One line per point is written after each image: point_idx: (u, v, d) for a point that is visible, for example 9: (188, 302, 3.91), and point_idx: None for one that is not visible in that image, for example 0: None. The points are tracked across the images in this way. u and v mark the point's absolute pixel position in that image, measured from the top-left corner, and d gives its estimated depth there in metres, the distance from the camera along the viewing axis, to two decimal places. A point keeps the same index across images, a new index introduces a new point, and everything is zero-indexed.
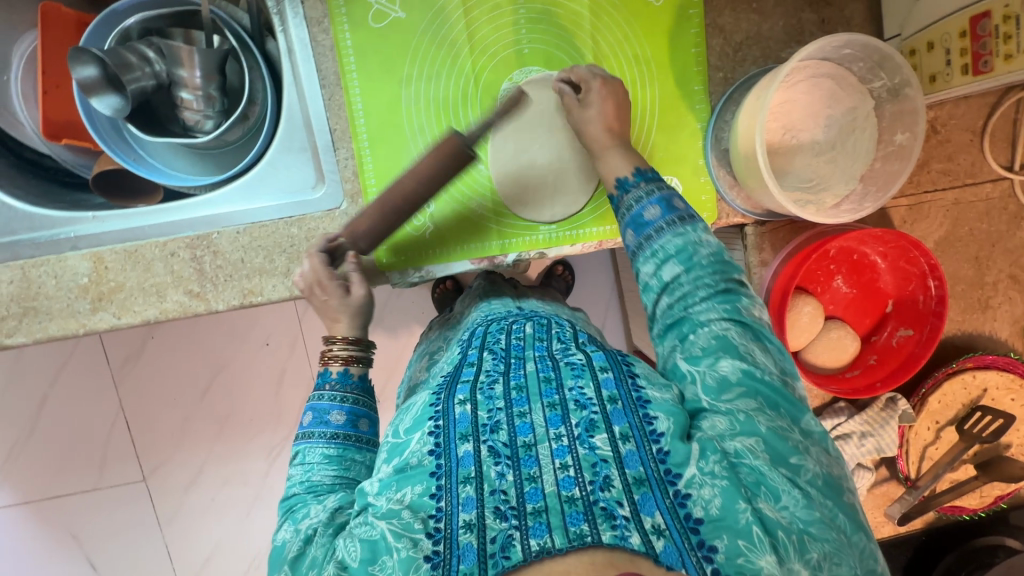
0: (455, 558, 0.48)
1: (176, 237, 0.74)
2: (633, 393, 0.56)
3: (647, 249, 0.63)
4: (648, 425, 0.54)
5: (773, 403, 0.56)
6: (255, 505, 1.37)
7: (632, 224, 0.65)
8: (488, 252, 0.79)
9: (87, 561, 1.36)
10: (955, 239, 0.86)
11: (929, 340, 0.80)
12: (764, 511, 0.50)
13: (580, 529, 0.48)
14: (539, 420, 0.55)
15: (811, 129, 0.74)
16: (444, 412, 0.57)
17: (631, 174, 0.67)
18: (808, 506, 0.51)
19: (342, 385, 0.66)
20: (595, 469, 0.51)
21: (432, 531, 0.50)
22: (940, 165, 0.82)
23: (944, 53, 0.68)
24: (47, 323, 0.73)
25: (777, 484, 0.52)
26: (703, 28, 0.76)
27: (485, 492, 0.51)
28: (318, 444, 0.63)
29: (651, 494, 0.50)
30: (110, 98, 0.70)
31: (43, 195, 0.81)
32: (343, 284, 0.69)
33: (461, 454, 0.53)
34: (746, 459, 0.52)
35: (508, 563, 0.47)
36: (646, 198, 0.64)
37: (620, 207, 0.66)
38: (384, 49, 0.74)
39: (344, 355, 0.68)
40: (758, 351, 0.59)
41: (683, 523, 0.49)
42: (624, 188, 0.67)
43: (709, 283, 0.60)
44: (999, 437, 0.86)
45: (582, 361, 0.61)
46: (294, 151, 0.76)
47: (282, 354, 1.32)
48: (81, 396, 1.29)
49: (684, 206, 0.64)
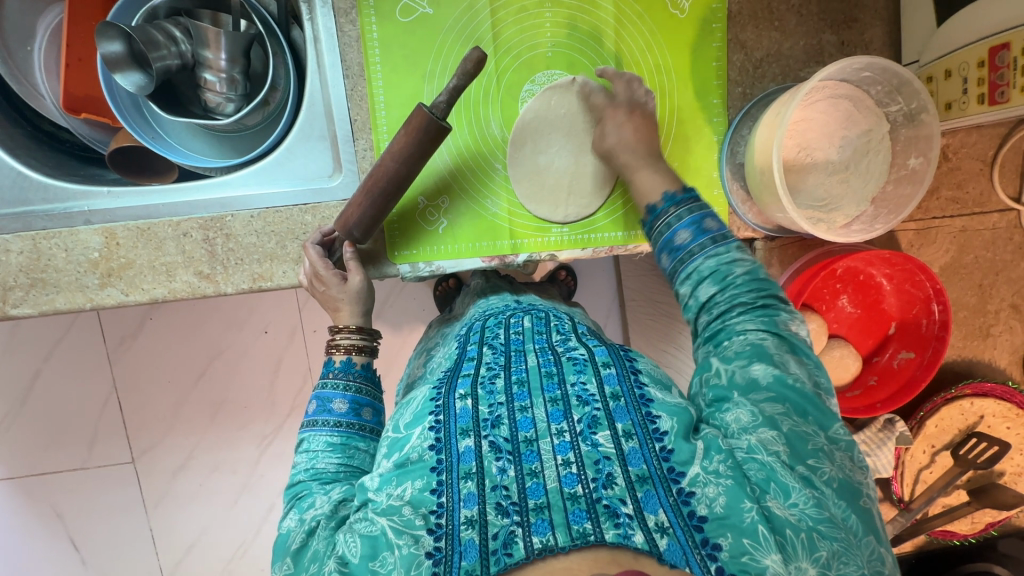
0: (456, 555, 0.48)
1: (190, 217, 0.73)
2: (635, 391, 0.57)
3: (682, 272, 0.63)
4: (651, 424, 0.54)
5: (801, 409, 0.55)
6: (244, 492, 1.37)
7: (666, 248, 0.64)
8: (499, 251, 0.79)
9: (70, 540, 1.35)
10: (960, 266, 0.87)
11: (931, 363, 0.81)
12: (772, 512, 0.50)
13: (583, 527, 0.48)
14: (540, 415, 0.55)
15: (826, 148, 0.75)
16: (444, 406, 0.57)
17: (661, 200, 0.66)
18: (818, 506, 0.51)
19: (342, 373, 0.68)
20: (597, 466, 0.52)
21: (434, 527, 0.50)
22: (950, 192, 0.83)
23: (961, 82, 0.69)
24: (54, 296, 0.73)
25: (786, 481, 0.51)
26: (725, 42, 0.77)
27: (487, 487, 0.51)
28: (322, 432, 0.63)
29: (654, 491, 0.51)
30: (134, 74, 0.71)
31: (58, 167, 0.81)
32: (339, 274, 0.71)
33: (462, 449, 0.53)
34: (755, 457, 0.52)
35: (510, 560, 0.47)
36: (678, 223, 0.63)
37: (652, 232, 0.66)
38: (409, 44, 0.74)
39: (347, 344, 0.70)
40: (794, 362, 0.58)
41: (687, 521, 0.49)
42: (656, 213, 0.66)
43: (745, 300, 0.59)
44: (993, 464, 0.87)
45: (584, 356, 0.61)
46: (312, 139, 0.77)
47: (281, 342, 1.32)
48: (75, 373, 1.28)
49: (717, 224, 0.63)
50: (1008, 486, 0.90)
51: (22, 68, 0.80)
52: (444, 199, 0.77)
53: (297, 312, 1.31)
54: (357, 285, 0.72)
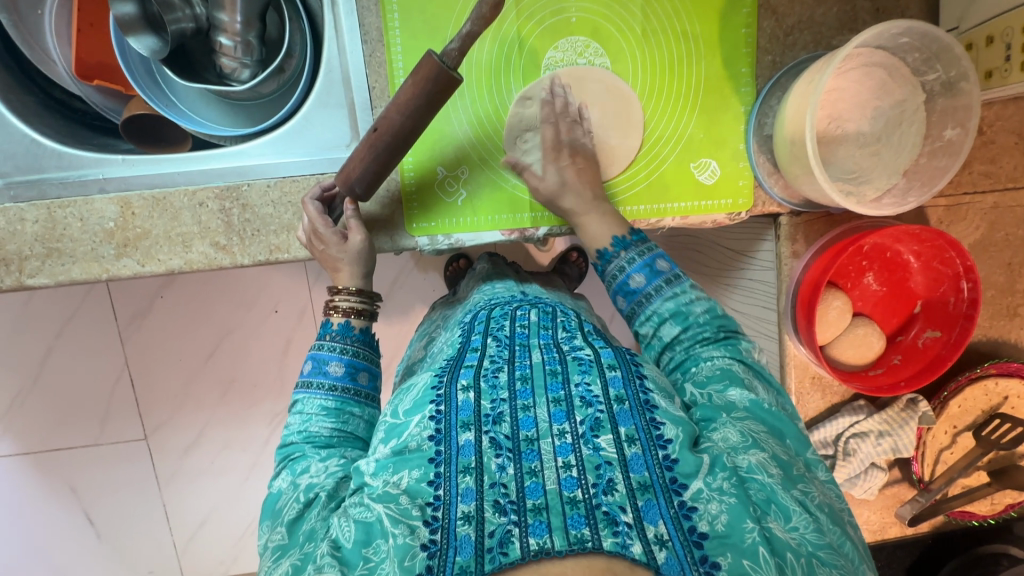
0: (451, 550, 0.47)
1: (206, 186, 0.72)
2: (641, 395, 0.56)
3: (642, 313, 0.68)
4: (655, 430, 0.54)
5: (778, 431, 0.59)
6: (256, 469, 1.38)
7: (621, 291, 0.70)
8: (519, 225, 0.77)
9: (84, 514, 1.37)
10: (989, 243, 0.84)
11: (957, 343, 0.79)
12: (773, 534, 0.49)
13: (581, 533, 0.47)
14: (542, 415, 0.55)
15: (857, 120, 0.73)
16: (445, 397, 0.56)
17: (609, 244, 0.71)
18: (818, 531, 0.51)
19: (339, 337, 0.68)
20: (598, 471, 0.51)
21: (429, 519, 0.49)
22: (982, 167, 0.81)
23: (1004, 48, 0.66)
24: (70, 266, 0.72)
25: (787, 504, 0.51)
26: (756, 8, 0.74)
27: (485, 484, 0.50)
28: (316, 396, 0.65)
29: (655, 501, 0.50)
30: (148, 38, 0.69)
31: (71, 135, 0.80)
32: (339, 233, 0.70)
33: (462, 442, 0.53)
34: (755, 476, 0.52)
35: (505, 559, 0.46)
36: (630, 266, 0.69)
37: (605, 275, 0.71)
38: (429, 7, 0.72)
39: (346, 308, 0.70)
40: (762, 390, 0.62)
41: (687, 536, 0.48)
42: (606, 257, 0.71)
43: (709, 334, 0.65)
44: (1016, 446, 0.86)
45: (590, 357, 0.60)
46: (330, 107, 0.74)
47: (292, 321, 1.31)
48: (87, 349, 1.28)
49: (668, 267, 0.69)
50: None
51: (32, 32, 0.77)
52: (462, 170, 0.76)
53: (308, 290, 1.31)
54: (357, 244, 0.71)
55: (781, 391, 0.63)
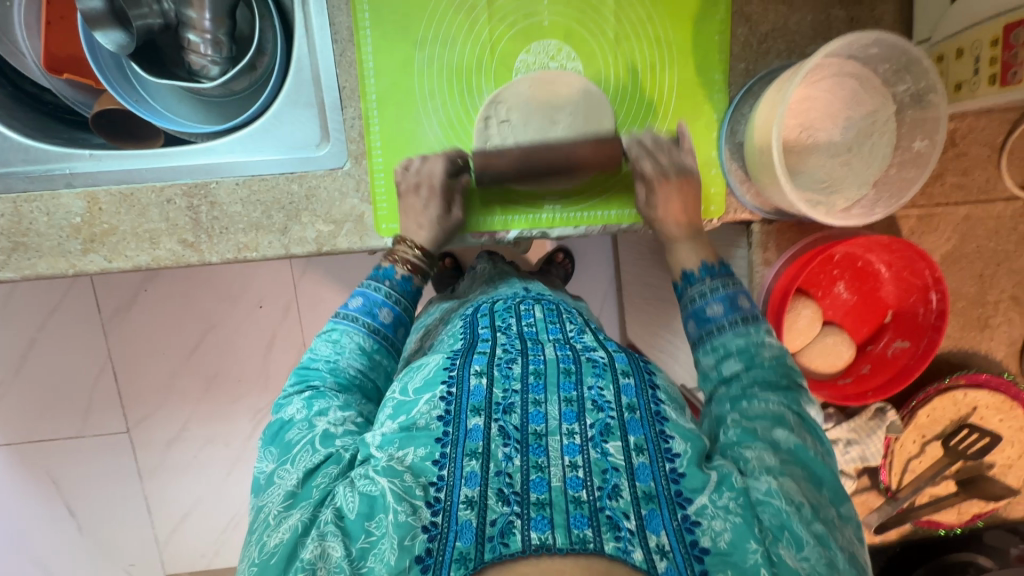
0: (452, 533, 0.48)
1: (173, 183, 0.72)
2: (651, 406, 0.57)
3: (708, 342, 0.67)
4: (664, 442, 0.54)
5: (817, 482, 0.56)
6: (237, 464, 1.38)
7: (695, 315, 0.69)
8: (490, 227, 0.78)
9: (66, 506, 1.37)
10: (961, 255, 0.85)
11: (925, 354, 0.80)
12: (782, 561, 0.49)
13: (583, 533, 0.47)
14: (553, 411, 0.56)
15: (829, 129, 0.73)
16: (458, 379, 0.58)
17: (697, 268, 0.71)
18: (829, 567, 0.49)
19: (398, 287, 0.73)
20: (604, 475, 0.51)
21: (432, 501, 0.50)
22: (955, 178, 0.81)
23: (973, 62, 0.66)
24: (36, 260, 0.72)
25: (801, 534, 0.50)
26: (729, 15, 0.74)
27: (490, 471, 0.51)
28: (357, 331, 0.69)
29: (658, 511, 0.50)
30: (115, 33, 0.68)
31: (42, 129, 0.79)
32: (444, 205, 0.73)
33: (470, 426, 0.54)
34: (770, 500, 0.52)
35: (506, 550, 0.46)
36: (710, 294, 0.68)
37: (684, 297, 0.71)
38: (401, 8, 0.72)
39: (412, 262, 0.73)
40: (813, 438, 0.59)
41: (689, 549, 0.48)
42: (689, 280, 0.71)
43: (770, 377, 0.62)
44: (983, 454, 0.88)
45: (604, 360, 0.62)
46: (300, 106, 0.74)
47: (276, 316, 1.31)
48: (69, 342, 1.27)
49: (749, 307, 0.67)
50: (995, 478, 0.90)
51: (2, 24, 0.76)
52: None
53: (292, 287, 1.29)
54: (458, 218, 0.75)
55: (833, 451, 0.59)
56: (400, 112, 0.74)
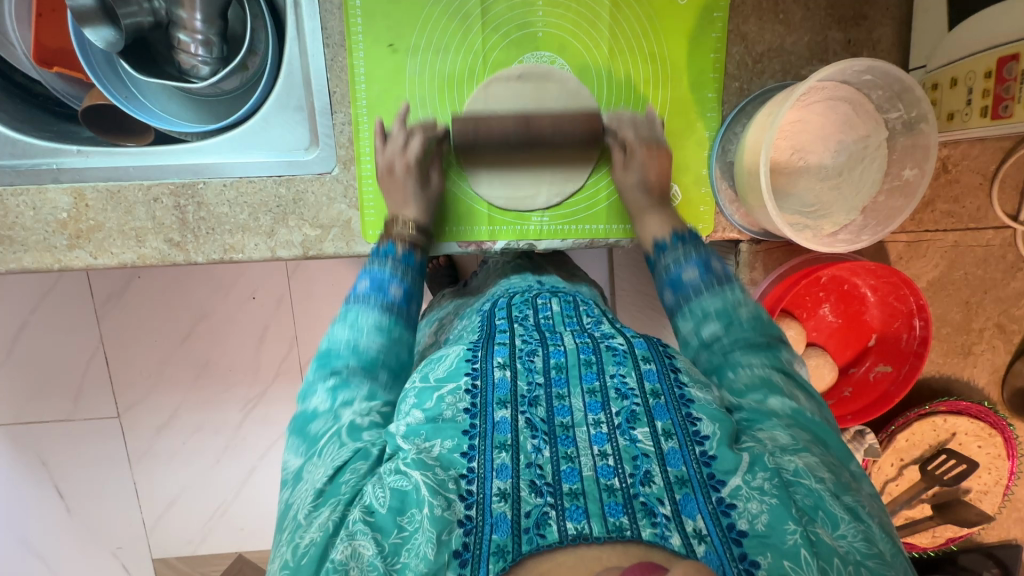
0: (487, 527, 0.45)
1: (160, 182, 0.72)
2: (676, 390, 0.54)
3: (685, 308, 0.66)
4: (691, 425, 0.51)
5: (823, 442, 0.54)
6: (226, 453, 1.39)
7: (669, 284, 0.68)
8: (476, 236, 0.77)
9: (54, 487, 1.38)
10: (947, 281, 0.85)
11: (906, 379, 0.82)
12: (820, 539, 0.45)
13: (619, 521, 0.45)
14: (578, 404, 0.53)
15: (820, 152, 0.73)
16: (482, 371, 0.55)
17: (668, 236, 0.70)
18: (868, 540, 0.47)
19: (404, 263, 0.68)
20: (635, 462, 0.49)
21: (465, 494, 0.47)
22: (946, 205, 0.81)
23: (966, 92, 0.66)
24: (22, 254, 0.72)
25: (835, 511, 0.47)
26: (726, 34, 0.73)
27: (521, 463, 0.49)
28: (371, 310, 0.64)
29: (693, 495, 0.47)
30: (105, 30, 0.69)
31: (32, 122, 0.79)
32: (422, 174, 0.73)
33: (498, 419, 0.51)
34: (801, 481, 0.49)
35: (543, 541, 0.44)
36: (684, 259, 0.68)
37: (658, 266, 0.70)
38: (395, 15, 0.71)
39: (410, 238, 0.70)
40: (806, 398, 0.58)
41: (726, 532, 0.46)
42: (661, 249, 0.70)
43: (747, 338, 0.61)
44: (959, 480, 0.88)
45: (623, 347, 0.58)
46: (290, 110, 0.74)
47: (268, 308, 1.30)
48: (60, 327, 1.27)
49: (722, 269, 0.67)
50: (972, 503, 0.91)
51: None
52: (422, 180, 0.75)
53: (285, 280, 1.29)
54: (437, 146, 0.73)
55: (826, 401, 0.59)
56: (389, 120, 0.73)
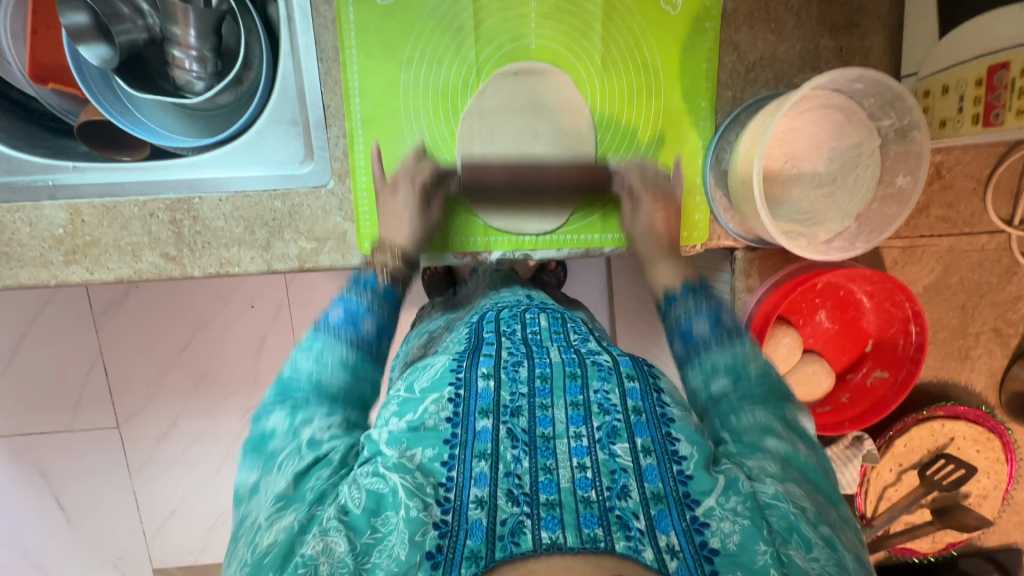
0: (462, 532, 0.45)
1: (156, 198, 0.72)
2: (657, 409, 0.54)
3: (694, 360, 0.61)
4: (671, 445, 0.51)
5: (815, 489, 0.54)
6: (225, 463, 1.39)
7: (678, 335, 0.63)
8: (470, 247, 0.77)
9: (54, 498, 1.37)
10: (943, 286, 0.85)
11: (903, 385, 0.81)
12: (791, 561, 0.46)
13: (594, 533, 0.45)
14: (560, 416, 0.53)
15: (814, 160, 0.73)
16: (465, 382, 0.55)
17: (679, 289, 0.66)
18: (839, 566, 0.48)
19: (380, 296, 0.64)
20: (613, 476, 0.49)
21: (442, 500, 0.47)
22: (940, 211, 0.81)
23: (958, 99, 0.66)
24: (18, 271, 0.72)
25: (808, 534, 0.48)
26: (717, 43, 0.74)
27: (499, 472, 0.48)
28: (339, 344, 0.60)
29: (668, 511, 0.48)
30: (99, 47, 0.71)
31: (27, 138, 0.79)
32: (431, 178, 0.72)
33: (478, 429, 0.51)
34: (778, 503, 0.49)
35: (517, 549, 0.44)
36: (695, 311, 0.63)
37: (667, 316, 0.65)
38: (389, 29, 0.72)
39: (392, 270, 0.66)
40: (804, 446, 0.56)
41: (698, 549, 0.46)
42: (671, 302, 0.66)
43: (754, 392, 0.58)
44: (959, 486, 0.88)
45: (608, 364, 0.58)
46: (284, 123, 0.74)
47: (266, 316, 1.30)
48: (59, 338, 1.27)
49: (732, 321, 0.63)
50: (971, 508, 0.91)
51: None
52: None
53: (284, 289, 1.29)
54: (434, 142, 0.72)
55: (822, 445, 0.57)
56: (384, 132, 0.74)
